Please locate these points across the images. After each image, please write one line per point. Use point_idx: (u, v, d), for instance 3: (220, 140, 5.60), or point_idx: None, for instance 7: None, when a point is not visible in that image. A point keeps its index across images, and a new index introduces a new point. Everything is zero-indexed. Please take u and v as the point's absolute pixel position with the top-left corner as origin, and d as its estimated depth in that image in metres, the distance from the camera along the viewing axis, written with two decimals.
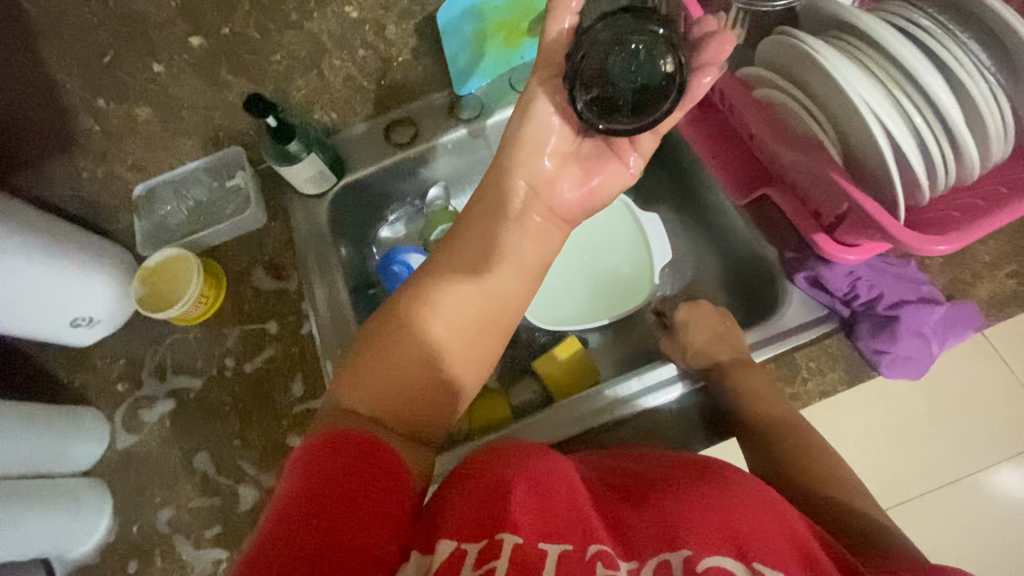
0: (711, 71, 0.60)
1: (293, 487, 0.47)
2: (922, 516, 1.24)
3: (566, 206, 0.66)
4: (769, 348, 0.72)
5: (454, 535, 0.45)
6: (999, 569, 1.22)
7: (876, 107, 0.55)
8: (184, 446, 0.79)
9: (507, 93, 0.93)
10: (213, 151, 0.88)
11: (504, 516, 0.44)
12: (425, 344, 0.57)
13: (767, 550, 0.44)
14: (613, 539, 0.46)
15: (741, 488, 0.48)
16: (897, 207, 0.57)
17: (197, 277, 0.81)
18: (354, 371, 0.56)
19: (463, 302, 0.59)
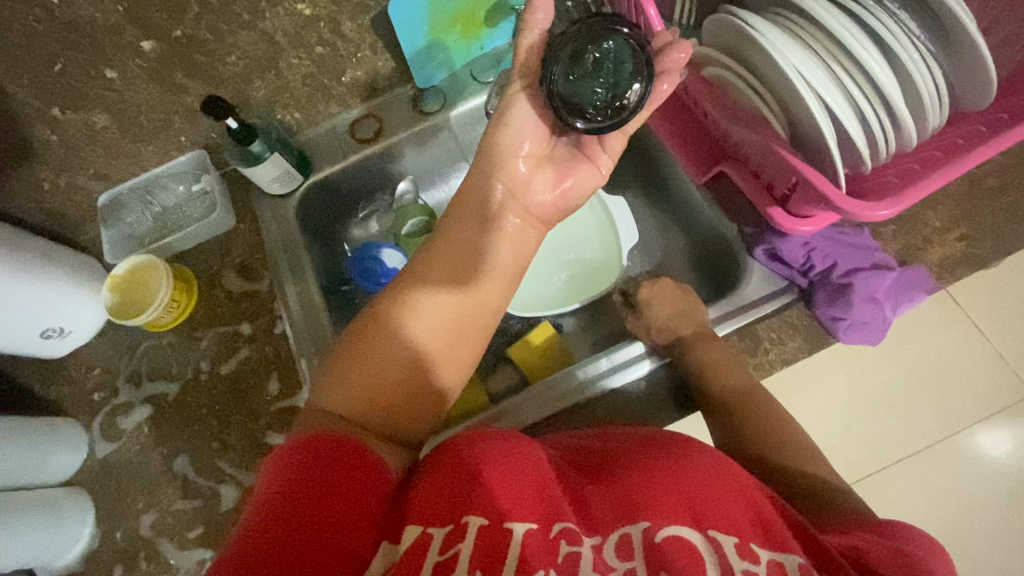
0: (671, 79, 0.62)
1: (267, 489, 0.48)
2: (904, 479, 1.28)
3: (541, 205, 0.66)
4: (731, 322, 0.74)
5: (420, 520, 0.46)
6: (980, 528, 1.25)
7: (814, 81, 0.57)
8: (164, 450, 0.79)
9: (468, 86, 0.95)
10: (177, 156, 0.90)
11: (470, 499, 0.45)
12: (408, 346, 0.58)
13: (723, 518, 0.46)
14: (577, 515, 0.47)
15: (700, 460, 0.50)
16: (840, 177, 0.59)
17: (166, 283, 0.82)
18: (336, 371, 0.57)
19: (446, 305, 0.60)
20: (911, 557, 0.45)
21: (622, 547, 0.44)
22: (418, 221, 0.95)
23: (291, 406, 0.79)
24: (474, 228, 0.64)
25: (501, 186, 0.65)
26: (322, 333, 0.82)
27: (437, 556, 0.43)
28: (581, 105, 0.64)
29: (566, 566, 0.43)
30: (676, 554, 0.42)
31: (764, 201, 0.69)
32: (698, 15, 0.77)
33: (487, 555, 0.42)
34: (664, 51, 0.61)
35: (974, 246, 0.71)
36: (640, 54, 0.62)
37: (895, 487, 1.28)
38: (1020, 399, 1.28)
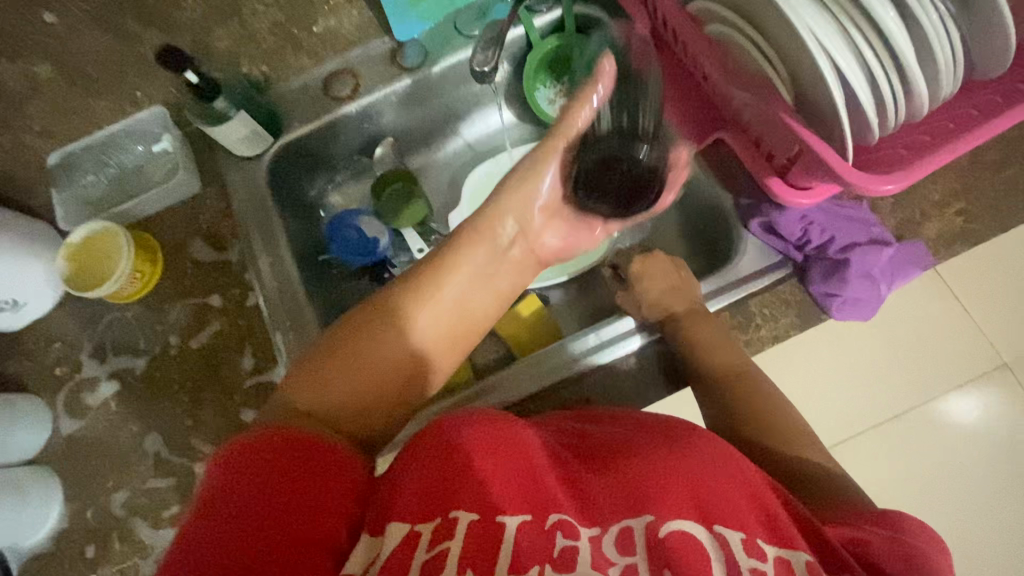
0: (672, 189, 0.74)
1: (219, 478, 0.45)
2: (877, 446, 1.31)
3: (546, 248, 0.66)
4: (724, 297, 0.71)
5: (405, 515, 0.43)
6: (948, 491, 1.29)
7: (824, 40, 0.53)
8: (134, 427, 0.76)
9: (452, 40, 0.87)
10: (132, 113, 0.81)
11: (459, 494, 0.43)
12: (400, 356, 0.54)
13: (727, 510, 0.44)
14: (574, 505, 0.45)
15: (698, 449, 0.49)
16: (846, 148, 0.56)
17: (127, 250, 0.76)
18: (321, 371, 0.53)
19: (445, 323, 0.56)
20: (908, 546, 0.46)
21: (622, 541, 0.43)
22: (398, 187, 0.90)
23: (266, 383, 0.75)
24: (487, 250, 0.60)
25: (509, 221, 0.62)
26: (296, 305, 0.78)
27: (427, 552, 0.41)
28: (605, 186, 0.66)
29: (562, 560, 0.41)
30: (679, 548, 0.41)
31: (762, 169, 0.66)
32: None
33: (480, 552, 0.41)
34: (676, 165, 0.73)
35: (972, 220, 0.69)
36: (658, 160, 0.70)
37: (868, 453, 1.31)
38: (992, 368, 1.31)
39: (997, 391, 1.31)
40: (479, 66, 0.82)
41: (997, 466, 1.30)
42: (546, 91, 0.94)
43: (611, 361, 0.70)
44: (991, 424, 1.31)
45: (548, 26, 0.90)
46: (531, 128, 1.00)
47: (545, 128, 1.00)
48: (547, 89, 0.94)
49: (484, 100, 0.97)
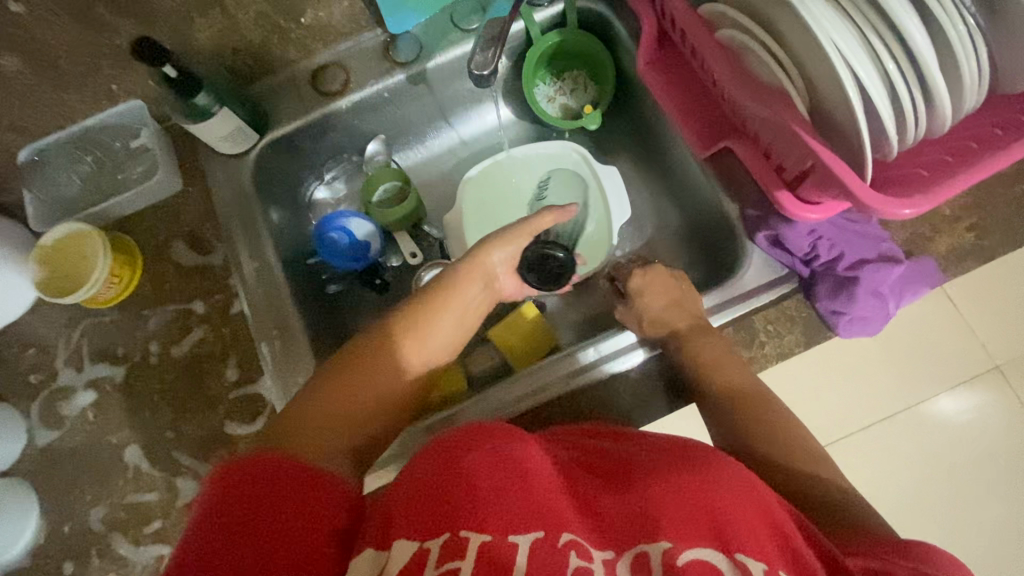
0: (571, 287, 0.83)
1: (220, 498, 0.45)
2: (869, 447, 1.32)
3: (507, 287, 0.74)
4: (726, 312, 0.70)
5: (411, 533, 0.41)
6: (938, 492, 1.30)
7: (846, 51, 0.50)
8: (114, 439, 0.73)
9: (447, 33, 0.83)
10: (109, 107, 0.77)
11: (468, 513, 0.41)
12: (395, 376, 0.59)
13: (750, 538, 0.42)
14: (587, 526, 0.42)
15: (717, 469, 0.47)
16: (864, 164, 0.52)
17: (104, 253, 0.73)
18: (316, 396, 0.55)
19: (436, 345, 0.62)
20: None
21: (639, 566, 0.40)
22: (391, 186, 0.87)
23: (251, 394, 0.72)
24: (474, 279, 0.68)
25: (495, 257, 0.70)
26: (283, 313, 0.75)
27: (435, 571, 0.38)
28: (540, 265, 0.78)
29: None
30: None
31: (771, 179, 0.63)
32: None
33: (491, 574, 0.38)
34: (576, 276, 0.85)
35: (983, 237, 0.67)
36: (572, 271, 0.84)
37: (861, 454, 1.32)
38: (984, 371, 1.32)
39: (990, 395, 1.31)
40: (477, 72, 0.75)
41: (989, 468, 1.30)
42: (546, 88, 0.92)
43: (610, 375, 0.68)
44: (983, 427, 1.31)
45: (550, 21, 0.86)
46: (528, 126, 0.97)
47: (543, 127, 0.96)
48: (547, 86, 0.93)
49: (481, 97, 0.93)
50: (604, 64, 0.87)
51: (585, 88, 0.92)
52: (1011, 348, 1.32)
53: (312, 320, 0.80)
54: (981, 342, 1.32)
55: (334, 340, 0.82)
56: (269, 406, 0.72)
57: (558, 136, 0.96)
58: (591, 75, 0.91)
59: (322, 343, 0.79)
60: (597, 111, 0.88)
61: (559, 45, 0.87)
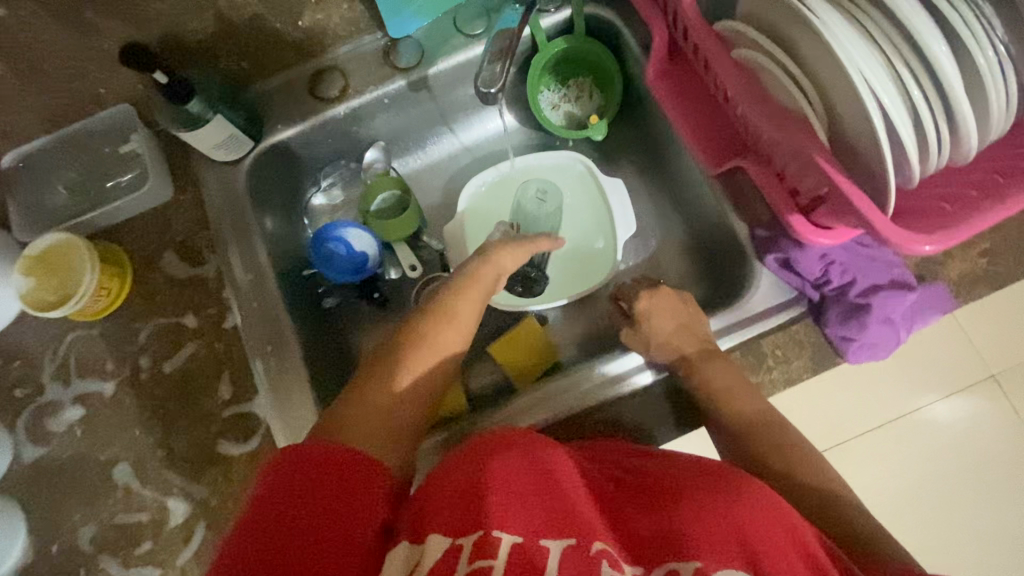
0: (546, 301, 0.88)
1: (268, 491, 0.48)
2: (866, 453, 1.32)
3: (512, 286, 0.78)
4: (734, 335, 0.68)
5: (445, 530, 0.42)
6: (930, 498, 1.30)
7: (871, 77, 0.48)
8: (103, 457, 0.71)
9: (450, 38, 0.80)
10: (96, 111, 0.74)
11: (500, 512, 0.42)
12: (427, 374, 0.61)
13: (777, 559, 0.43)
14: (620, 543, 0.45)
15: (746, 488, 0.48)
16: (888, 198, 0.50)
17: (93, 266, 0.70)
18: (358, 395, 0.58)
19: (460, 343, 0.65)
20: None
21: None
22: (389, 197, 0.84)
23: (246, 412, 0.70)
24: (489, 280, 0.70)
25: (504, 260, 0.71)
26: (278, 331, 0.73)
27: (468, 567, 0.39)
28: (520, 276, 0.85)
29: None
30: None
31: (783, 202, 0.61)
32: None
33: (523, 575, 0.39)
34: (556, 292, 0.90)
35: (996, 262, 0.66)
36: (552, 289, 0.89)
37: (855, 461, 1.32)
38: (980, 379, 1.31)
39: (985, 404, 1.31)
40: (483, 90, 0.75)
41: (983, 478, 1.30)
42: (551, 95, 0.89)
43: (614, 398, 0.66)
44: (977, 435, 1.31)
45: (557, 27, 0.83)
46: (531, 134, 0.94)
47: (547, 134, 0.93)
48: (552, 93, 0.89)
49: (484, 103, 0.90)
50: (611, 72, 0.85)
51: (591, 95, 0.89)
52: (1006, 357, 1.31)
53: (309, 334, 0.78)
54: (978, 351, 1.32)
55: (331, 353, 0.80)
56: (264, 424, 0.70)
57: (561, 144, 0.94)
58: (597, 82, 0.88)
59: (318, 358, 0.77)
60: (603, 122, 0.85)
61: (565, 52, 0.84)
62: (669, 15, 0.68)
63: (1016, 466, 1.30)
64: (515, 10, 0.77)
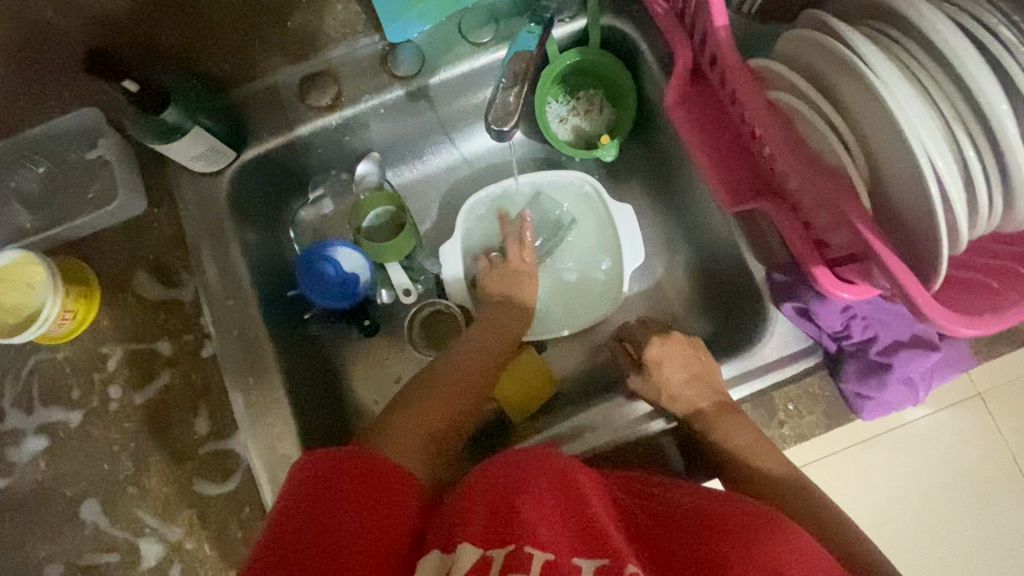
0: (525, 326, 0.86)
1: (300, 491, 0.48)
2: (876, 471, 1.13)
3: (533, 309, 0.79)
4: (747, 385, 0.65)
5: (477, 539, 0.41)
6: (908, 516, 1.14)
7: (929, 142, 0.43)
8: (68, 493, 0.66)
9: (455, 46, 0.73)
10: (60, 115, 0.67)
11: (529, 527, 0.41)
12: (466, 394, 0.65)
13: None
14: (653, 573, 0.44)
15: (771, 522, 0.47)
16: (936, 273, 0.45)
17: (55, 290, 0.65)
18: (404, 411, 0.60)
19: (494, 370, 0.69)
20: None
21: None
22: (383, 212, 0.79)
23: (225, 450, 0.66)
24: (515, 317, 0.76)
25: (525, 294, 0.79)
26: (262, 363, 0.68)
27: None
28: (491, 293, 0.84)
29: None
30: None
31: (809, 254, 0.56)
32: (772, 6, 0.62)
33: None
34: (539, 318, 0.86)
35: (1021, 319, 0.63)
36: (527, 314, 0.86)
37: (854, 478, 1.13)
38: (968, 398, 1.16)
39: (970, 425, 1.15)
40: (497, 127, 0.77)
41: (934, 505, 1.14)
42: (558, 107, 0.84)
43: (619, 442, 0.65)
44: (957, 455, 1.15)
45: (569, 38, 0.76)
46: (537, 147, 0.88)
47: (552, 149, 0.87)
48: (559, 105, 0.84)
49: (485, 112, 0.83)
50: (625, 88, 0.78)
51: (601, 110, 0.83)
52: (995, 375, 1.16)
53: (294, 364, 0.73)
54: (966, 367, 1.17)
55: (314, 382, 0.75)
56: (244, 464, 0.65)
57: (567, 160, 0.88)
58: (608, 96, 0.82)
59: (301, 389, 0.72)
60: (615, 141, 0.79)
61: (576, 65, 0.79)
62: (695, 39, 0.62)
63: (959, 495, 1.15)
64: (531, 32, 0.71)
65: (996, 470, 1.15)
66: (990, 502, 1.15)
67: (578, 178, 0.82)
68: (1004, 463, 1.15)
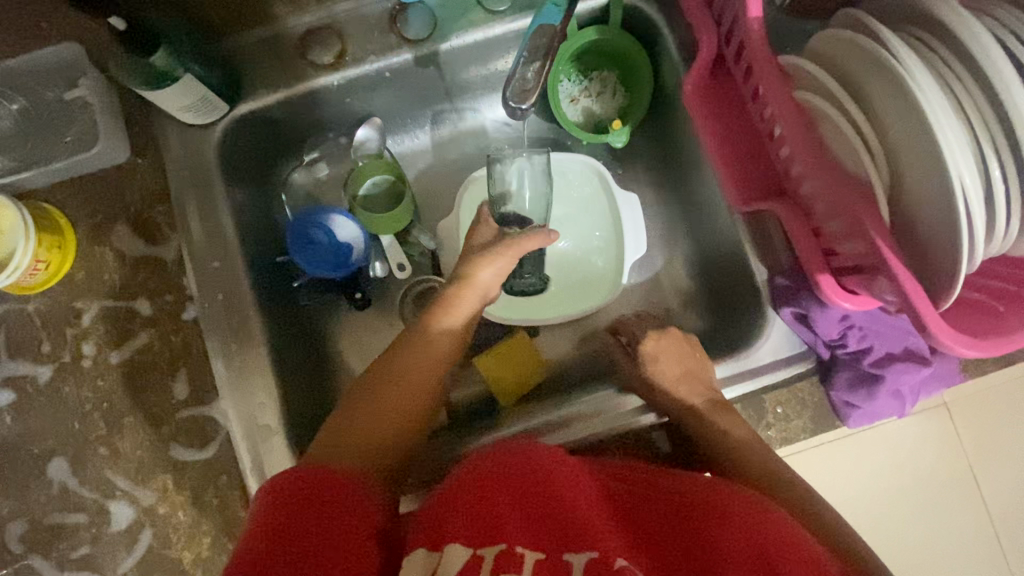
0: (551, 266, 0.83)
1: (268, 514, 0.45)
2: (853, 443, 0.87)
3: (489, 286, 0.72)
4: (739, 387, 0.65)
5: (465, 539, 0.39)
6: (892, 524, 0.90)
7: (959, 154, 0.42)
8: (34, 451, 0.63)
9: (469, 12, 0.69)
10: (36, 49, 0.62)
11: (505, 527, 0.40)
12: (422, 380, 0.62)
13: None
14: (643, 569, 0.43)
15: (764, 517, 0.46)
16: (952, 289, 0.45)
17: (26, 238, 0.60)
18: (354, 407, 0.59)
19: (447, 360, 0.66)
20: None
21: None
22: (381, 182, 0.76)
23: (203, 416, 0.64)
24: (472, 293, 0.70)
25: (483, 274, 0.71)
26: (246, 327, 0.66)
27: None
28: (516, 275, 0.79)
29: None
30: None
31: (815, 260, 0.55)
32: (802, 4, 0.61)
33: None
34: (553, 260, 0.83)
35: None
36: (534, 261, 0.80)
37: (838, 472, 0.87)
38: (964, 398, 0.92)
39: (931, 433, 0.90)
40: (514, 104, 0.70)
41: (901, 497, 0.90)
42: (570, 86, 0.81)
43: (610, 432, 0.65)
44: (929, 461, 0.90)
45: (590, 14, 0.73)
46: (544, 127, 0.85)
47: (559, 129, 0.84)
48: (572, 84, 0.81)
49: (493, 84, 0.79)
50: (642, 72, 0.76)
51: (613, 93, 0.80)
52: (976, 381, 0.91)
53: (280, 334, 0.70)
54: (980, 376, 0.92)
55: (299, 353, 0.73)
56: (223, 432, 0.63)
57: (574, 142, 0.85)
58: (622, 79, 0.80)
59: (286, 361, 0.69)
60: (626, 127, 0.77)
61: (595, 42, 0.76)
62: (723, 29, 0.60)
63: (931, 495, 0.91)
64: (557, 5, 0.65)
65: (959, 477, 0.91)
66: (949, 508, 0.91)
67: (583, 161, 0.81)
68: (964, 471, 0.92)
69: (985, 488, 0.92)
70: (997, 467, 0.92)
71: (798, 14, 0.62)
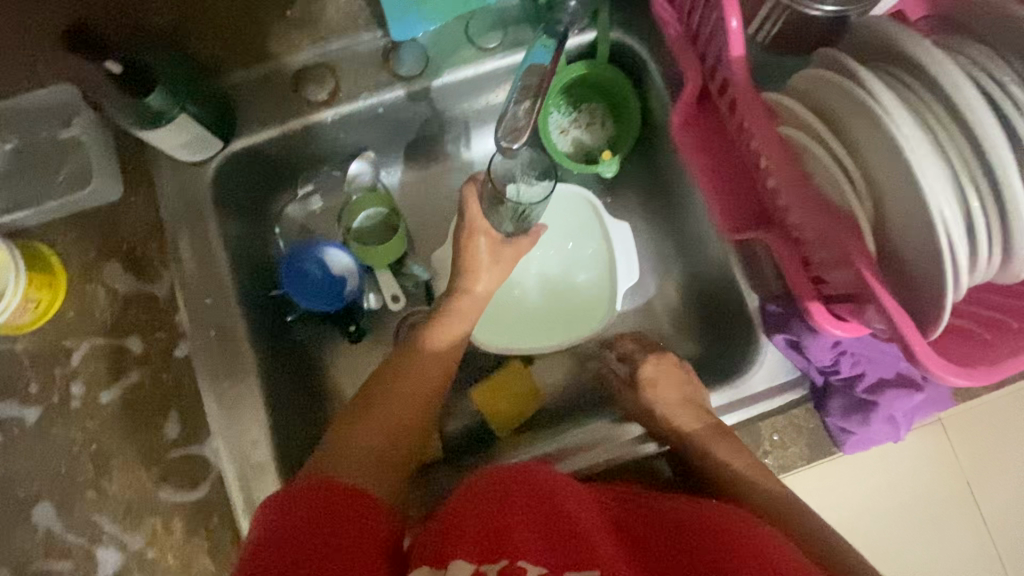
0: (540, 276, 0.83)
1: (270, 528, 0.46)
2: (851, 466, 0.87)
3: (483, 291, 0.74)
4: (735, 414, 0.66)
5: (471, 556, 0.39)
6: (893, 547, 0.89)
7: (937, 186, 0.43)
8: (18, 496, 0.61)
9: (459, 49, 0.71)
10: (36, 89, 0.64)
11: (511, 542, 0.40)
12: (422, 398, 0.63)
13: None
14: None
15: (763, 538, 0.46)
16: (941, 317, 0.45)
17: (16, 275, 0.61)
18: (354, 424, 0.59)
19: (445, 379, 0.67)
20: None
21: None
22: (374, 214, 0.77)
23: (195, 454, 0.62)
24: (476, 302, 0.73)
25: (484, 282, 0.74)
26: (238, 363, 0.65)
27: None
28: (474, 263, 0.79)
29: None
30: None
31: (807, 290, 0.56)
32: (782, 41, 0.63)
33: None
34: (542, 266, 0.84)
35: None
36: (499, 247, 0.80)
37: (835, 496, 0.87)
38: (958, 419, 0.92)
39: (927, 455, 0.90)
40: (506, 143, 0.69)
41: (901, 520, 0.89)
42: (560, 117, 0.82)
43: (609, 463, 0.65)
44: (926, 483, 0.90)
45: (578, 50, 0.75)
46: None
47: None
48: (561, 115, 0.82)
49: (485, 117, 0.80)
50: (629, 103, 0.78)
51: (602, 124, 0.82)
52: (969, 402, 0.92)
53: (273, 367, 0.70)
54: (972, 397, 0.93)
55: (292, 387, 0.72)
56: (215, 471, 0.62)
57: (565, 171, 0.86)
58: (610, 110, 0.81)
59: (279, 395, 0.68)
60: (616, 157, 0.78)
61: (583, 76, 0.78)
62: (706, 65, 0.61)
63: (931, 517, 0.90)
64: (545, 46, 0.68)
65: (958, 500, 0.91)
66: (949, 530, 0.91)
67: (572, 193, 0.83)
68: (962, 493, 0.91)
69: (985, 510, 0.92)
70: (996, 489, 0.92)
71: (778, 50, 0.65)
